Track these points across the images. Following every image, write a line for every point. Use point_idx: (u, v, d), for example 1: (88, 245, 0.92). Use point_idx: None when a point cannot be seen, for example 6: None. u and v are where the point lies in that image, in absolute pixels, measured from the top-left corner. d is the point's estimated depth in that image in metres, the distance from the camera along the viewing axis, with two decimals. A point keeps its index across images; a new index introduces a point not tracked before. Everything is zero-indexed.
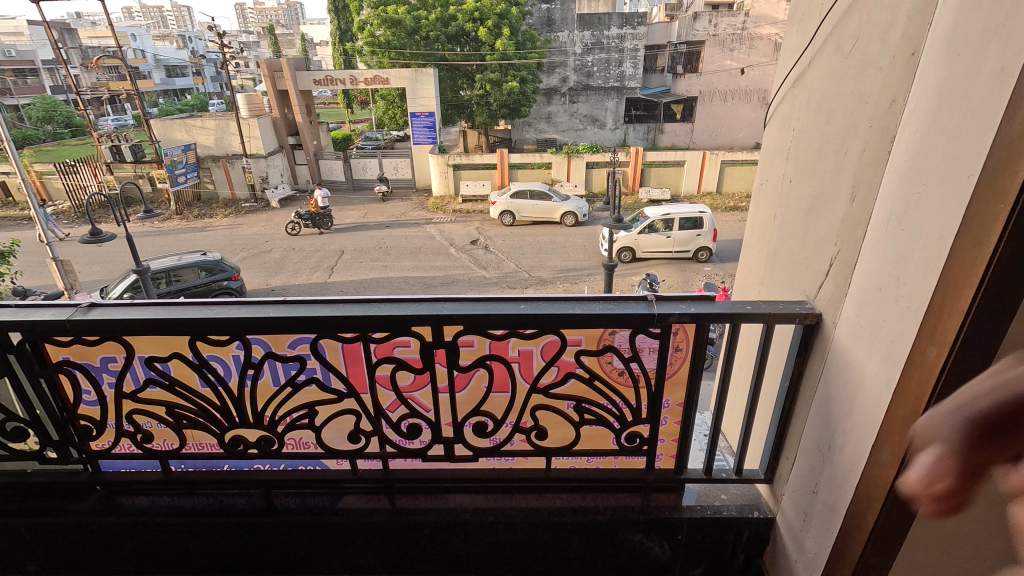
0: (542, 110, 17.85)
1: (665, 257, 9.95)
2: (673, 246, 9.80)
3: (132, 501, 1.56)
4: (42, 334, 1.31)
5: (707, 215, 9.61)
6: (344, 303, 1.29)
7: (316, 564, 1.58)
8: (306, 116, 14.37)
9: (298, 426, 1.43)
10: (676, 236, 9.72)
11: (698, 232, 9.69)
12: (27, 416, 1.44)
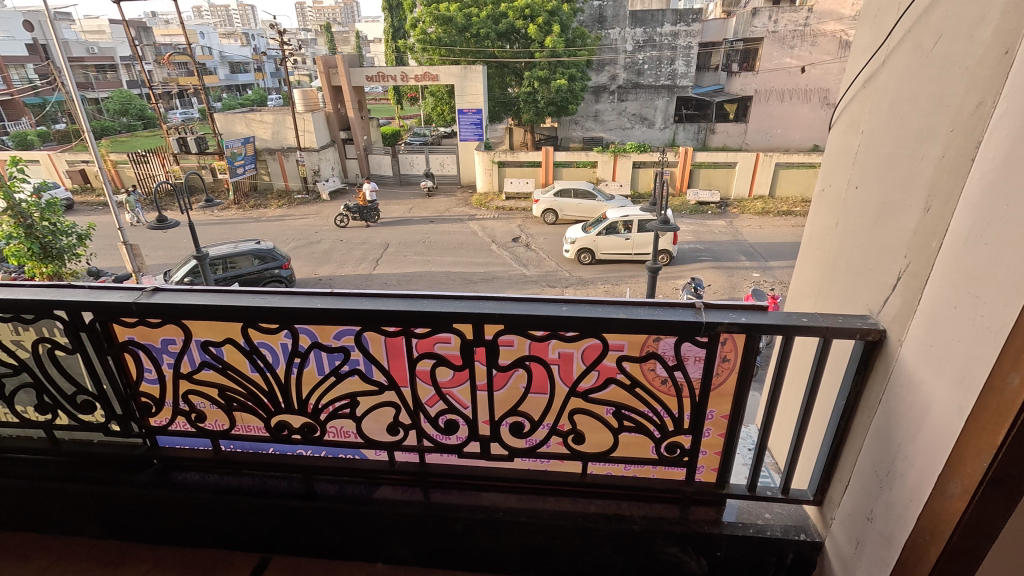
0: (589, 108, 17.66)
1: (625, 260, 9.61)
2: (636, 249, 9.46)
3: (185, 476, 1.65)
4: (111, 315, 1.40)
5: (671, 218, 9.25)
6: (389, 297, 1.31)
7: (351, 550, 1.62)
8: (358, 111, 14.78)
9: (340, 415, 1.47)
10: (638, 238, 9.40)
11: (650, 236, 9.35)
12: (96, 391, 1.55)
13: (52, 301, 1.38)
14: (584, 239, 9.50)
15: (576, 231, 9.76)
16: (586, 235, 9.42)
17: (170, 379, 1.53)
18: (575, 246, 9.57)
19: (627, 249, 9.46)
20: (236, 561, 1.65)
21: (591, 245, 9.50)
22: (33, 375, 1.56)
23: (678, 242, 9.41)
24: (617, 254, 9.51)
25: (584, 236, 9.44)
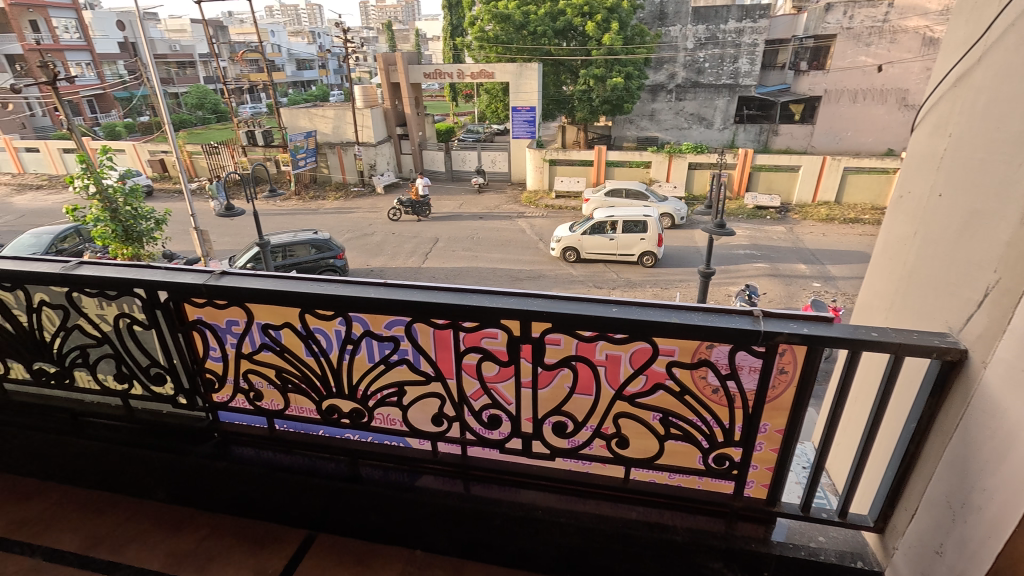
0: (646, 107, 17.27)
1: (609, 260, 9.61)
2: (616, 250, 9.45)
3: (242, 451, 1.74)
4: (183, 295, 1.49)
5: (648, 219, 9.17)
6: (439, 290, 1.33)
7: (392, 534, 1.66)
8: (415, 108, 15.10)
9: (387, 402, 1.51)
10: (622, 238, 9.37)
11: (645, 237, 9.25)
12: (167, 365, 1.66)
13: (132, 279, 1.49)
14: (571, 238, 9.58)
15: (565, 229, 9.83)
16: (570, 234, 9.55)
17: (232, 358, 1.62)
18: (553, 245, 9.73)
19: (614, 250, 9.45)
20: (285, 535, 1.73)
21: (579, 244, 9.57)
22: (114, 347, 1.69)
23: (648, 242, 9.26)
24: (605, 255, 9.52)
25: (568, 235, 9.57)
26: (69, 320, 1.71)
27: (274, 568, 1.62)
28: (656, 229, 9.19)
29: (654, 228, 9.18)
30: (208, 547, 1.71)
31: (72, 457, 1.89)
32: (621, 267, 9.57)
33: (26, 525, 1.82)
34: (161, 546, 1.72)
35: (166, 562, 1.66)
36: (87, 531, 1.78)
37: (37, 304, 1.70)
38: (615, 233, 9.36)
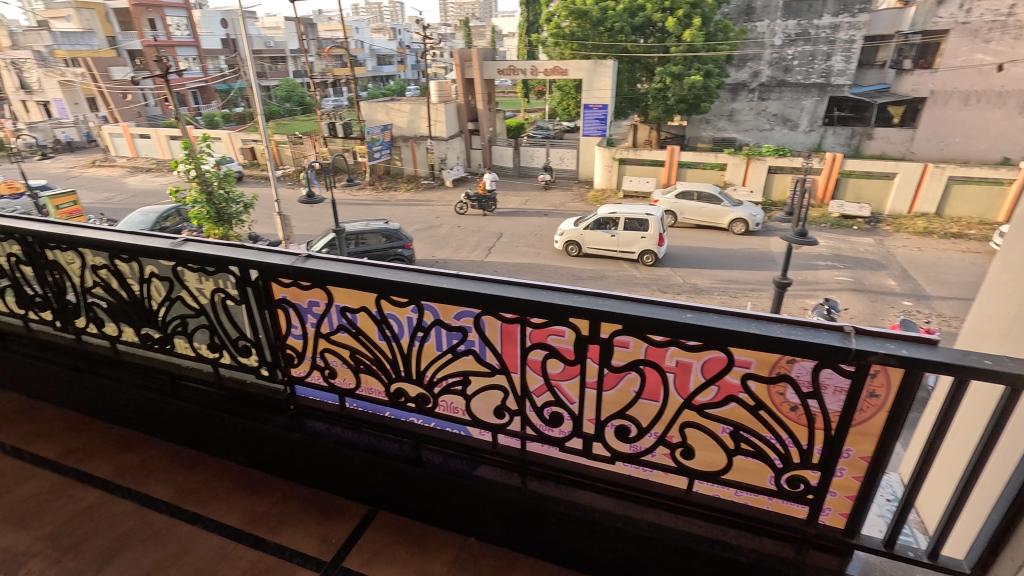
0: (725, 106, 16.53)
1: (609, 256, 9.70)
2: (615, 246, 9.54)
3: (314, 424, 1.85)
4: (272, 275, 1.60)
5: (653, 217, 9.11)
6: (509, 285, 1.35)
7: (447, 520, 1.70)
8: (487, 104, 15.31)
9: (451, 391, 1.55)
10: (605, 234, 9.51)
11: (645, 235, 9.23)
12: (253, 339, 1.80)
13: (228, 257, 1.62)
14: (573, 232, 9.77)
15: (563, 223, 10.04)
16: (575, 229, 9.74)
17: (311, 337, 1.72)
18: (564, 238, 9.90)
19: (611, 246, 9.56)
20: (348, 509, 1.83)
21: (578, 238, 9.76)
22: (209, 319, 1.85)
23: (648, 242, 9.26)
24: (606, 252, 9.64)
25: (568, 229, 9.79)
26: (173, 291, 1.89)
27: (336, 539, 1.71)
28: (656, 228, 9.17)
29: (657, 228, 9.12)
30: (279, 511, 1.83)
31: (168, 415, 2.09)
32: (613, 262, 9.66)
33: (128, 472, 2.03)
34: (239, 505, 1.86)
35: (243, 521, 1.80)
36: (177, 484, 1.97)
37: (148, 275, 1.89)
38: (614, 229, 9.45)
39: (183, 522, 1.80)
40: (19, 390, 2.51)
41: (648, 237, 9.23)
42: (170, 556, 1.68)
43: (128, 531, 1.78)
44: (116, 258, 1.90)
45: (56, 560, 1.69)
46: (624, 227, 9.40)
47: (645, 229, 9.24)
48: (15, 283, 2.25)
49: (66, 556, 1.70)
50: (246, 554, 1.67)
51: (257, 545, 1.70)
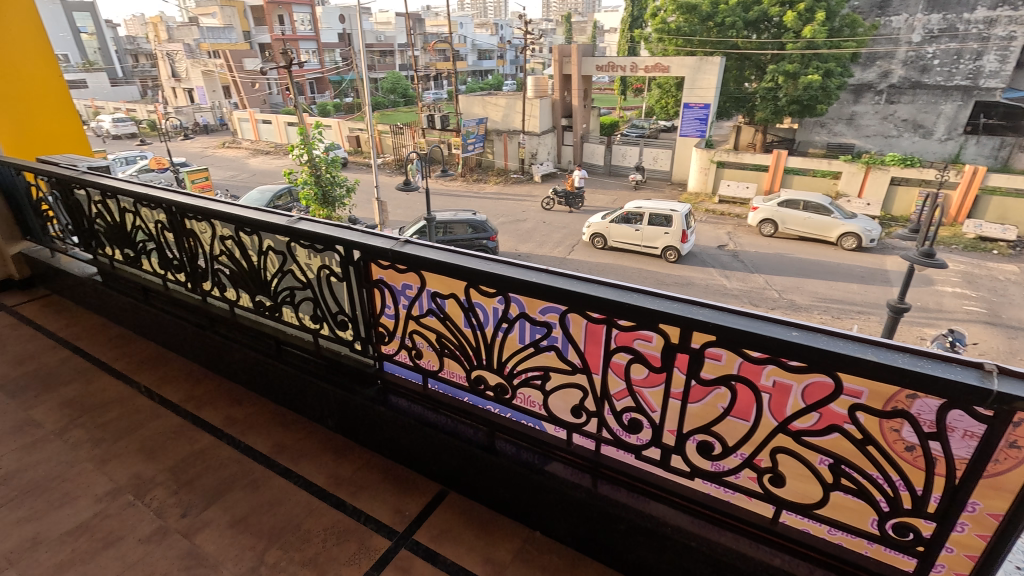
0: (844, 109, 15.07)
1: (631, 250, 9.85)
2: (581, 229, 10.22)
3: (397, 401, 1.95)
4: (372, 256, 1.70)
5: (677, 214, 9.11)
6: (599, 285, 1.33)
7: (515, 510, 1.73)
8: (582, 100, 15.15)
9: (530, 384, 1.56)
10: (643, 230, 9.52)
11: (668, 231, 9.27)
12: (351, 314, 1.93)
13: (335, 237, 1.75)
14: (597, 224, 10.02)
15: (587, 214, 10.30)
16: (601, 221, 9.94)
17: (402, 318, 1.81)
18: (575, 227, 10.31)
19: (632, 240, 9.68)
20: (422, 485, 1.91)
21: (602, 231, 9.99)
22: (313, 292, 2.01)
23: (671, 237, 9.33)
24: (628, 245, 9.78)
25: (597, 222, 9.99)
26: (285, 264, 2.07)
27: (409, 512, 1.80)
28: (679, 225, 9.17)
29: (681, 224, 9.12)
30: (360, 477, 1.96)
31: (272, 377, 2.30)
32: (641, 258, 9.73)
33: (236, 423, 2.27)
34: (326, 466, 2.01)
35: (328, 482, 1.94)
36: (275, 439, 2.17)
37: (266, 248, 2.09)
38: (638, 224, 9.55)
39: (278, 474, 1.98)
40: (156, 340, 2.88)
41: (672, 233, 9.27)
42: (265, 503, 1.86)
43: (233, 475, 1.99)
44: (241, 231, 2.11)
45: (175, 492, 1.93)
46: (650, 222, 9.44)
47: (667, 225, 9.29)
48: (159, 246, 2.57)
49: (183, 490, 1.93)
50: (329, 512, 1.81)
51: (338, 506, 1.84)
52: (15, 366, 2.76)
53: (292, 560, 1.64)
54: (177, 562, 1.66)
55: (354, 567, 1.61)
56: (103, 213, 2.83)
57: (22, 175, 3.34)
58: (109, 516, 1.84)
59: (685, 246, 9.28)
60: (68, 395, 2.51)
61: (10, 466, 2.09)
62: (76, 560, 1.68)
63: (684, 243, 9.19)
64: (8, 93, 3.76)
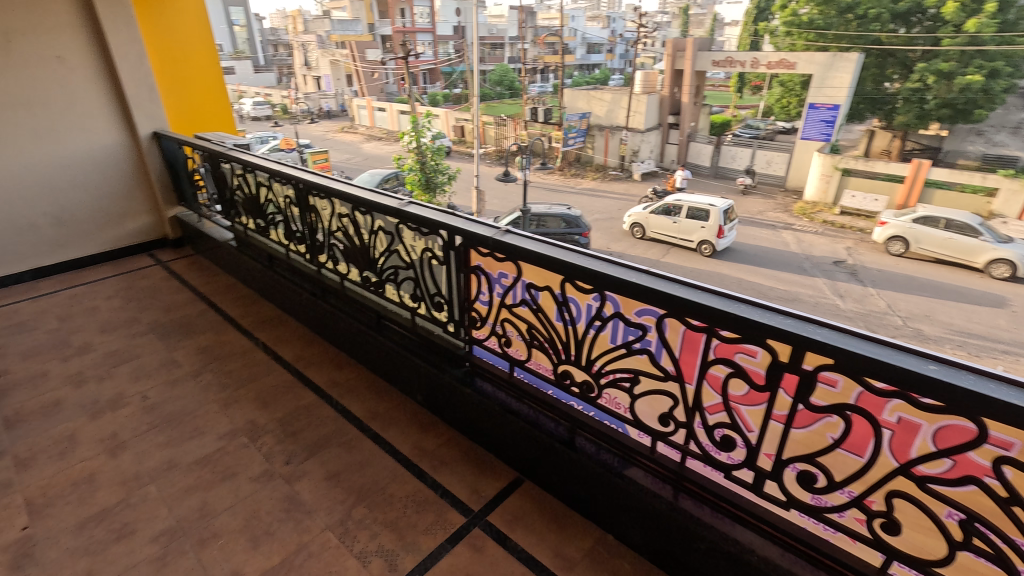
0: (1011, 115, 12.93)
1: (671, 243, 10.01)
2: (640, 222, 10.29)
3: (483, 385, 2.00)
4: (474, 243, 1.76)
5: (715, 209, 9.19)
6: (703, 291, 1.27)
7: (590, 509, 1.71)
8: (693, 97, 14.44)
9: (618, 385, 1.53)
10: (683, 224, 9.65)
11: (705, 225, 9.35)
12: (448, 297, 2.01)
13: (441, 222, 1.83)
14: (640, 214, 10.30)
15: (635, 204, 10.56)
16: (640, 211, 10.26)
17: (496, 305, 1.85)
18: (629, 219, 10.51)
19: (670, 232, 9.87)
20: (499, 470, 1.96)
21: (643, 221, 10.28)
22: (415, 272, 2.12)
23: (709, 232, 9.38)
24: (664, 236, 10.00)
25: (638, 212, 10.29)
26: (392, 244, 2.20)
27: (485, 493, 1.85)
28: (715, 220, 9.24)
29: (718, 219, 9.17)
30: (442, 453, 2.05)
31: (370, 347, 2.47)
32: (697, 256, 9.62)
33: (336, 385, 2.47)
34: (412, 438, 2.13)
35: (413, 452, 2.05)
36: (369, 406, 2.33)
37: (376, 228, 2.23)
38: (676, 216, 9.71)
39: (369, 438, 2.13)
40: (276, 302, 3.21)
41: (709, 227, 9.32)
42: (356, 463, 2.01)
43: (330, 432, 2.17)
44: (357, 210, 2.28)
45: (281, 440, 2.14)
46: (686, 215, 9.60)
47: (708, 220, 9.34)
48: (286, 219, 2.85)
49: (288, 439, 2.14)
50: (411, 481, 1.92)
51: (420, 476, 1.94)
52: (166, 313, 3.22)
53: (375, 520, 1.76)
54: (278, 503, 1.85)
55: (430, 537, 1.69)
56: (243, 186, 3.19)
57: (183, 149, 3.85)
58: (227, 453, 2.09)
59: (723, 241, 9.32)
60: (204, 343, 2.88)
61: (156, 397, 2.44)
62: (199, 486, 1.93)
63: (718, 237, 9.25)
64: (177, 76, 4.36)
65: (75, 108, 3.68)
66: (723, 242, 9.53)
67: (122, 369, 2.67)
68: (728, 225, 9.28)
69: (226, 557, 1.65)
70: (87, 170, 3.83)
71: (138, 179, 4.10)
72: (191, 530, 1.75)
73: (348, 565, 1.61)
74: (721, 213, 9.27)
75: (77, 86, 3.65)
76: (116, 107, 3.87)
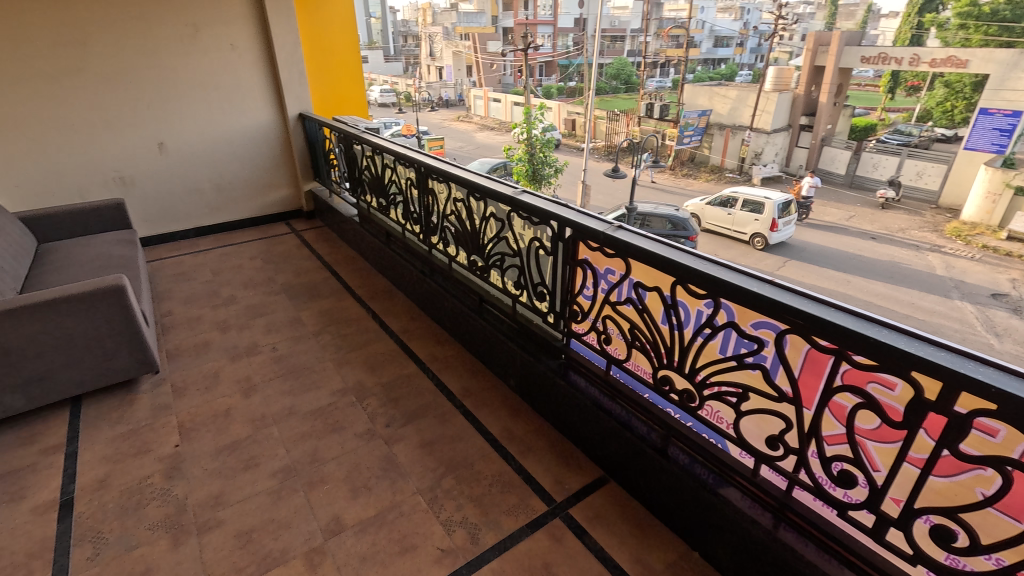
0: None
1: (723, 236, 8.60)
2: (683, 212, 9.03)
3: (577, 379, 2.00)
4: (584, 236, 1.74)
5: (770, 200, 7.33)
6: (837, 310, 1.15)
7: (676, 522, 1.65)
8: (834, 96, 12.98)
9: (722, 399, 1.44)
10: (736, 216, 8.03)
11: (758, 216, 7.61)
12: (551, 287, 2.02)
13: (552, 213, 1.83)
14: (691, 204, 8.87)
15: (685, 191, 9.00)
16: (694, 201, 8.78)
17: (598, 301, 1.82)
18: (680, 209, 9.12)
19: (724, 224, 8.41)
20: (584, 465, 1.95)
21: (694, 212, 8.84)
22: (521, 260, 2.16)
23: (760, 224, 7.63)
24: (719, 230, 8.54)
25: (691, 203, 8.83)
26: (501, 231, 2.26)
27: (569, 486, 1.86)
28: (771, 213, 7.48)
29: (773, 212, 7.38)
30: (530, 439, 2.08)
31: (471, 328, 2.57)
32: None
33: (436, 361, 2.60)
34: (502, 420, 2.19)
35: (501, 434, 2.11)
36: (464, 383, 2.42)
37: (488, 214, 2.30)
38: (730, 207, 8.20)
39: (462, 414, 2.23)
40: (388, 276, 3.44)
41: (763, 220, 7.62)
42: (448, 436, 2.11)
43: (427, 404, 2.30)
44: (472, 196, 2.37)
45: (384, 404, 2.31)
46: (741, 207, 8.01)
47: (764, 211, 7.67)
48: (405, 200, 3.04)
49: (389, 404, 2.31)
50: (498, 462, 1.97)
51: (507, 459, 1.99)
52: (296, 276, 3.59)
53: (462, 492, 1.84)
54: (377, 461, 2.00)
55: (511, 518, 1.74)
56: (371, 167, 3.44)
57: (322, 130, 4.23)
58: (337, 408, 2.30)
59: (780, 238, 7.58)
60: (325, 307, 3.17)
61: (283, 350, 2.75)
62: (312, 434, 2.14)
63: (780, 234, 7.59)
64: (328, 63, 4.85)
65: (240, 91, 4.20)
66: (780, 238, 7.84)
67: (258, 322, 3.03)
68: (786, 220, 7.72)
69: (330, 501, 1.82)
70: (244, 146, 4.37)
71: (283, 155, 4.59)
72: (302, 471, 1.95)
73: (434, 530, 1.71)
74: (779, 206, 7.50)
75: (242, 71, 4.16)
76: (271, 90, 4.35)
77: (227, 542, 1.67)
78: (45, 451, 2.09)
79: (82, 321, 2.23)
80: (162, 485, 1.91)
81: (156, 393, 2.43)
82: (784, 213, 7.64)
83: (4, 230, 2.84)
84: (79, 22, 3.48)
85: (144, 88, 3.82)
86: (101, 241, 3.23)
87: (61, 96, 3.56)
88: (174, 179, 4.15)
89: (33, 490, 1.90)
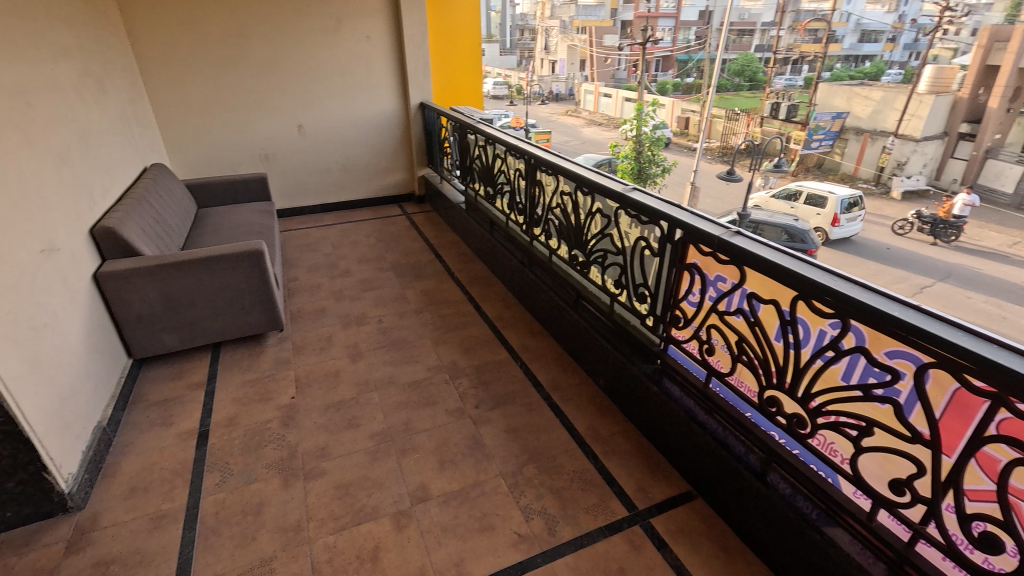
0: None
1: None
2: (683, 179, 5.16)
3: (672, 387, 1.92)
4: (695, 239, 1.66)
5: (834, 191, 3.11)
6: (1001, 347, 0.98)
7: (769, 553, 1.53)
8: None
9: (839, 430, 1.30)
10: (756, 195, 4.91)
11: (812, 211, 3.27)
12: (654, 290, 1.96)
13: (663, 213, 1.77)
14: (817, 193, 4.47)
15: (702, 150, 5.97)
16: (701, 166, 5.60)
17: (704, 309, 1.73)
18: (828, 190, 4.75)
19: None
20: (670, 477, 1.87)
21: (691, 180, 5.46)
22: (624, 259, 2.11)
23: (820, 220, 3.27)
24: None
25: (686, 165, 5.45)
26: (607, 228, 2.22)
27: (652, 494, 1.80)
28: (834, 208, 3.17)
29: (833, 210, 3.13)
30: (615, 441, 2.05)
31: (564, 323, 2.57)
32: None
33: (527, 350, 2.64)
34: (589, 418, 2.17)
35: (586, 432, 2.09)
36: (553, 376, 2.44)
37: (594, 209, 2.27)
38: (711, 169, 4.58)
39: (549, 406, 2.24)
40: (488, 264, 3.54)
41: (821, 213, 3.22)
42: (534, 425, 2.14)
43: (516, 391, 2.34)
44: (579, 190, 2.35)
45: (475, 385, 2.39)
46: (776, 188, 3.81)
47: (822, 198, 3.25)
48: (512, 190, 3.09)
49: (480, 386, 2.38)
50: (581, 458, 1.96)
51: (590, 457, 1.97)
52: (404, 257, 3.81)
53: (543, 483, 1.86)
54: (464, 439, 2.07)
55: (590, 517, 1.72)
56: (482, 156, 3.55)
57: (439, 119, 4.43)
58: (432, 383, 2.42)
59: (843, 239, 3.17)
60: (427, 287, 3.34)
61: (387, 323, 2.94)
62: (407, 405, 2.28)
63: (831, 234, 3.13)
64: (450, 55, 5.07)
65: (370, 80, 4.52)
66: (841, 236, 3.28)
67: (367, 295, 3.26)
68: (850, 213, 3.15)
69: (418, 470, 1.93)
70: (368, 131, 4.70)
71: (402, 142, 4.87)
72: (396, 438, 2.09)
73: (512, 514, 1.74)
74: (844, 193, 3.09)
75: (374, 62, 4.47)
76: (397, 80, 4.63)
77: (328, 491, 1.84)
78: (192, 386, 2.44)
79: (228, 278, 2.56)
80: (278, 430, 2.14)
81: (279, 348, 2.72)
82: (853, 206, 3.17)
83: (174, 194, 3.32)
84: (244, 16, 3.96)
85: (291, 75, 4.25)
86: (245, 210, 3.66)
87: (225, 81, 4.08)
88: (307, 158, 4.58)
89: (181, 418, 2.22)
